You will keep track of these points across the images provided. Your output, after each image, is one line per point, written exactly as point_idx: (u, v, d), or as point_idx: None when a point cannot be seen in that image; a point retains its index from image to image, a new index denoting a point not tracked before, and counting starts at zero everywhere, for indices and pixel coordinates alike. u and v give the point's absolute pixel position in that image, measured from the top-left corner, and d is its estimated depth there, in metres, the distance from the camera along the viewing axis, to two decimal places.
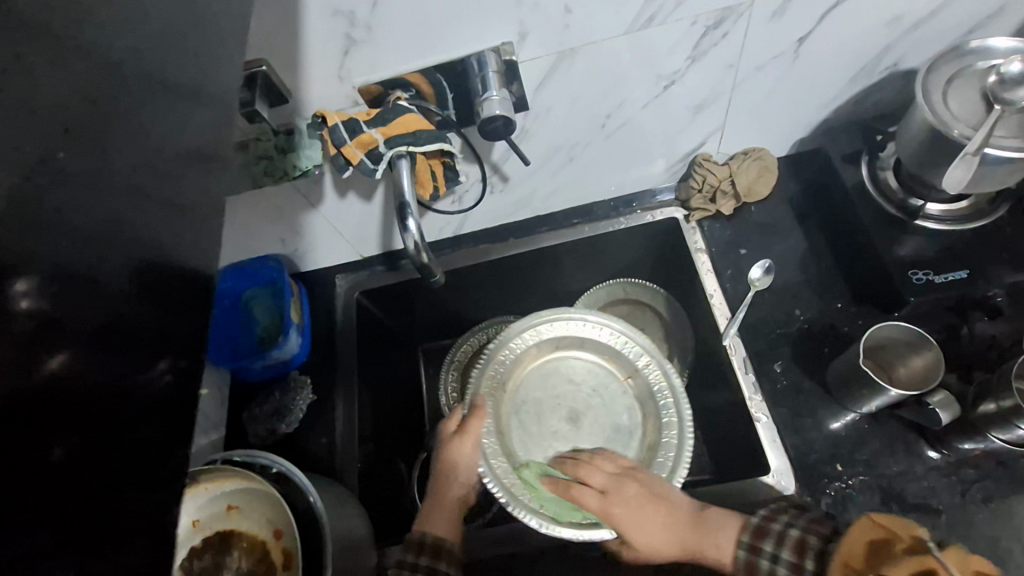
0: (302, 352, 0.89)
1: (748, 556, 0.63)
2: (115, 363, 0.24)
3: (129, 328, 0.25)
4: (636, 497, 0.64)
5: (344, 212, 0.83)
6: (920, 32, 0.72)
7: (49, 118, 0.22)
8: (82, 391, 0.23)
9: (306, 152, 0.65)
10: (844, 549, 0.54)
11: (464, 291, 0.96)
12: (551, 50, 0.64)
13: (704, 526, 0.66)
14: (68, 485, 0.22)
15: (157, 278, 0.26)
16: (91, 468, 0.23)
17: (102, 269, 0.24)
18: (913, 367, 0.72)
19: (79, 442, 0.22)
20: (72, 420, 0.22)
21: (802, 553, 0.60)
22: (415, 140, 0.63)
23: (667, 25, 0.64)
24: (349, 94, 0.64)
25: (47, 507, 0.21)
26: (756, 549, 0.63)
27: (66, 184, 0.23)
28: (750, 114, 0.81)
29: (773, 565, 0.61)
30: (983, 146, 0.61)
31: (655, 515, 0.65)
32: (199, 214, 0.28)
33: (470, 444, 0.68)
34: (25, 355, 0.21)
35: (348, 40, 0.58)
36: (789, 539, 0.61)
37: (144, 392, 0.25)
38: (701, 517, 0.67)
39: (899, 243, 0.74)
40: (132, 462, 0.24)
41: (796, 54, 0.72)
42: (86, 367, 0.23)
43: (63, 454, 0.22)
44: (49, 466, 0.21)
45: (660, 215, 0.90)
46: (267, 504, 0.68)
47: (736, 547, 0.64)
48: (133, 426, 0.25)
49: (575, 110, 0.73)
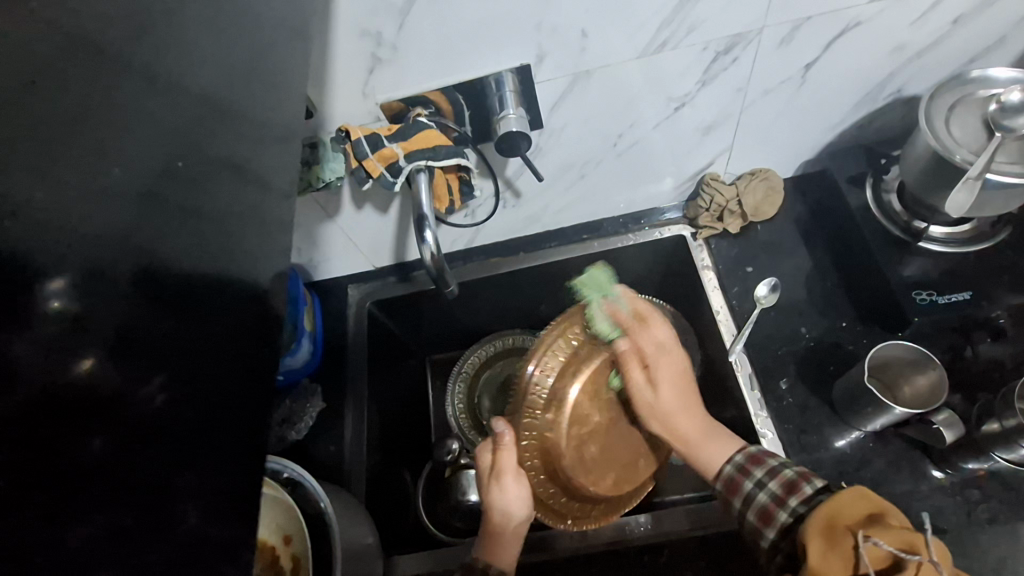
0: (313, 360, 0.90)
1: (735, 474, 0.64)
2: (146, 369, 0.26)
3: (146, 342, 0.27)
4: (680, 361, 0.67)
5: (360, 223, 0.85)
6: (923, 60, 0.74)
7: (80, 124, 0.24)
8: (107, 396, 0.24)
9: (330, 164, 0.69)
10: (832, 506, 0.50)
11: (475, 302, 0.98)
12: (567, 72, 0.66)
13: (710, 436, 0.67)
14: (100, 488, 0.23)
15: (171, 291, 0.28)
16: (116, 472, 0.24)
17: (123, 283, 0.26)
18: (918, 387, 0.73)
19: (113, 434, 0.24)
20: (96, 424, 0.24)
21: (789, 492, 0.60)
22: (434, 154, 0.66)
23: (677, 50, 0.66)
24: (371, 111, 0.66)
25: (74, 494, 0.22)
26: (747, 472, 0.64)
27: (96, 194, 0.25)
28: (759, 135, 0.83)
29: (754, 489, 0.62)
30: (984, 172, 0.62)
31: (681, 385, 0.66)
32: (211, 231, 0.31)
33: (509, 481, 0.62)
34: (63, 354, 0.23)
35: (373, 59, 0.60)
36: (780, 475, 0.61)
37: (152, 409, 0.26)
38: (706, 422, 0.67)
39: (903, 264, 0.76)
40: (158, 470, 0.26)
41: (803, 79, 0.74)
42: (113, 372, 0.25)
43: (99, 446, 0.24)
44: (87, 453, 0.23)
45: (667, 232, 0.93)
46: (279, 508, 0.66)
47: (726, 462, 0.65)
48: (154, 437, 0.26)
49: (589, 128, 0.75)
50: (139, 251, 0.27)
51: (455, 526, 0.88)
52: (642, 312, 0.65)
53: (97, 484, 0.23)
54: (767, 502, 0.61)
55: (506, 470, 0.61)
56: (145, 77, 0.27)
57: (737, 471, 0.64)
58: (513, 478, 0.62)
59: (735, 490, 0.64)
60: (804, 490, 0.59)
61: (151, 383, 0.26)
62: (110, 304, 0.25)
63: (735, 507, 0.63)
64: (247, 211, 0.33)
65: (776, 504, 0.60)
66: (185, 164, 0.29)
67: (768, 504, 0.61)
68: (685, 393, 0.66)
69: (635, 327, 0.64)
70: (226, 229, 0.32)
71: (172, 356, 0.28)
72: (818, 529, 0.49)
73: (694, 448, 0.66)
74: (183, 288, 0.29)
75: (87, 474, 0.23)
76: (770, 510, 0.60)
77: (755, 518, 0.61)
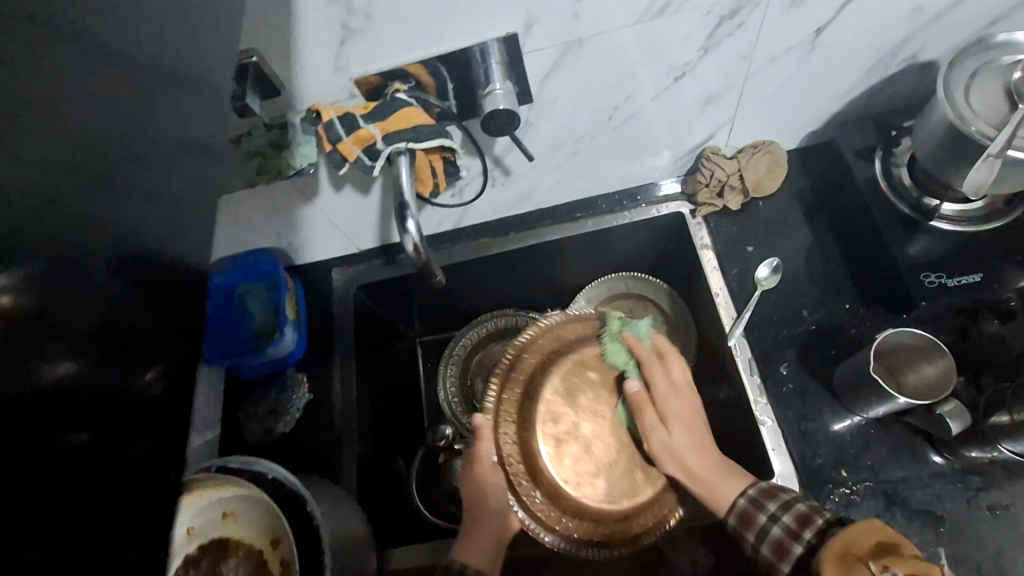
0: (298, 348, 0.88)
1: (749, 507, 0.63)
2: (120, 368, 0.27)
3: (123, 340, 0.28)
4: (693, 407, 0.69)
5: (339, 206, 0.80)
6: (943, 22, 0.69)
7: None
8: (94, 393, 0.26)
9: (301, 150, 0.64)
10: (845, 538, 0.51)
11: (465, 285, 0.94)
12: (558, 41, 0.61)
13: (722, 469, 0.66)
14: (92, 483, 0.25)
15: (143, 274, 0.29)
16: (103, 463, 0.26)
17: (91, 280, 0.26)
18: (924, 374, 0.70)
19: (96, 432, 0.26)
20: (78, 421, 0.25)
21: (803, 525, 0.59)
22: (415, 136, 0.61)
23: (680, 14, 0.60)
24: (345, 86, 0.61)
25: (43, 508, 0.23)
26: (760, 505, 0.62)
27: None
28: (763, 106, 0.78)
29: (768, 523, 0.61)
30: (1006, 148, 0.58)
31: (693, 417, 0.68)
32: (175, 228, 0.30)
33: (493, 474, 0.66)
34: (32, 358, 0.23)
35: (345, 29, 0.54)
36: (795, 509, 0.60)
37: (154, 395, 0.29)
38: (716, 458, 0.67)
39: (910, 242, 0.73)
40: (131, 470, 0.27)
41: (813, 45, 0.69)
42: (79, 373, 0.25)
43: (82, 438, 0.25)
44: (70, 447, 0.24)
45: (665, 209, 0.88)
46: (267, 509, 0.64)
47: (739, 495, 0.64)
48: (131, 434, 0.28)
49: (582, 101, 0.70)
50: (113, 247, 0.27)
51: (450, 512, 0.88)
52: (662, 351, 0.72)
53: (70, 480, 0.24)
54: (782, 535, 0.60)
55: (481, 459, 0.66)
56: (47, 73, 0.23)
57: (750, 503, 0.63)
58: (490, 474, 0.66)
59: (748, 524, 0.62)
60: (817, 524, 0.58)
61: (149, 373, 0.29)
62: (86, 294, 0.26)
63: (748, 541, 0.62)
64: (194, 212, 0.32)
65: (790, 537, 0.59)
66: (122, 163, 0.26)
67: (782, 537, 0.60)
68: (696, 430, 0.67)
69: (651, 365, 0.70)
70: (185, 235, 0.31)
71: (150, 350, 0.29)
72: (833, 556, 0.50)
73: (706, 482, 0.65)
74: (159, 280, 0.30)
75: (74, 467, 0.24)
76: (785, 544, 0.59)
77: (771, 554, 0.60)
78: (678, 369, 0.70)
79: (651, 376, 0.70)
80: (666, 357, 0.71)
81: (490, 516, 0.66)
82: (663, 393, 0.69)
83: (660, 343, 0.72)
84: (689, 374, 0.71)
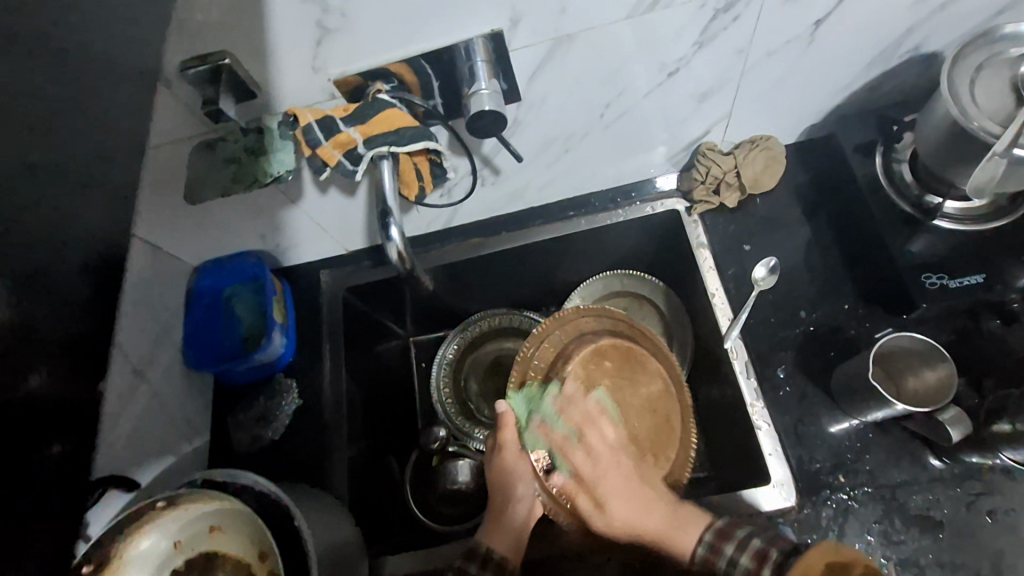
0: (287, 353, 0.86)
1: (708, 554, 0.59)
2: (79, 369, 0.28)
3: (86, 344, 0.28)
4: (626, 467, 0.64)
5: (325, 207, 0.78)
6: (947, 12, 0.66)
7: None
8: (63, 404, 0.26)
9: (278, 155, 0.60)
10: None
11: (456, 285, 0.92)
12: (546, 37, 0.58)
13: (677, 519, 0.62)
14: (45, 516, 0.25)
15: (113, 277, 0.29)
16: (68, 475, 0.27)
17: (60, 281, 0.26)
18: (925, 379, 0.68)
19: (70, 442, 0.27)
20: (57, 434, 0.27)
21: None
22: (398, 138, 0.58)
23: (672, 7, 0.57)
24: (324, 87, 0.58)
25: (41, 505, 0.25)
26: (716, 551, 0.59)
27: None
28: (760, 101, 0.76)
29: None
30: (1013, 146, 0.56)
31: (631, 485, 0.63)
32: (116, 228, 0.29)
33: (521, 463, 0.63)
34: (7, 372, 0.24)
35: (320, 29, 0.52)
36: None
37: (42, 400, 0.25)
38: (672, 507, 0.63)
39: (911, 241, 0.71)
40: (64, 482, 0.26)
41: (812, 38, 0.66)
42: (56, 383, 0.26)
43: (58, 449, 0.26)
44: (49, 459, 0.26)
45: (660, 206, 0.86)
46: (252, 528, 0.62)
47: (698, 542, 0.60)
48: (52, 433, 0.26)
49: (573, 99, 0.68)
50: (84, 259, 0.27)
51: (444, 514, 0.86)
52: (580, 423, 0.64)
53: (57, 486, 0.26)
54: None
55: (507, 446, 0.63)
56: None
57: None
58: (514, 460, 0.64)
59: None
60: None
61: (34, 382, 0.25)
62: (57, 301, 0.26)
63: None
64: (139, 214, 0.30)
65: None
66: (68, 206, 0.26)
67: None
68: (637, 492, 0.63)
69: (569, 447, 0.64)
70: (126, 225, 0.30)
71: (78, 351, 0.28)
72: None
73: (662, 536, 0.61)
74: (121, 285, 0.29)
75: (46, 474, 0.26)
76: None
77: None
78: (597, 433, 0.64)
79: (574, 460, 0.63)
80: (586, 426, 0.64)
81: (516, 505, 0.63)
82: (592, 470, 0.63)
83: (573, 417, 0.64)
84: (609, 433, 0.65)
